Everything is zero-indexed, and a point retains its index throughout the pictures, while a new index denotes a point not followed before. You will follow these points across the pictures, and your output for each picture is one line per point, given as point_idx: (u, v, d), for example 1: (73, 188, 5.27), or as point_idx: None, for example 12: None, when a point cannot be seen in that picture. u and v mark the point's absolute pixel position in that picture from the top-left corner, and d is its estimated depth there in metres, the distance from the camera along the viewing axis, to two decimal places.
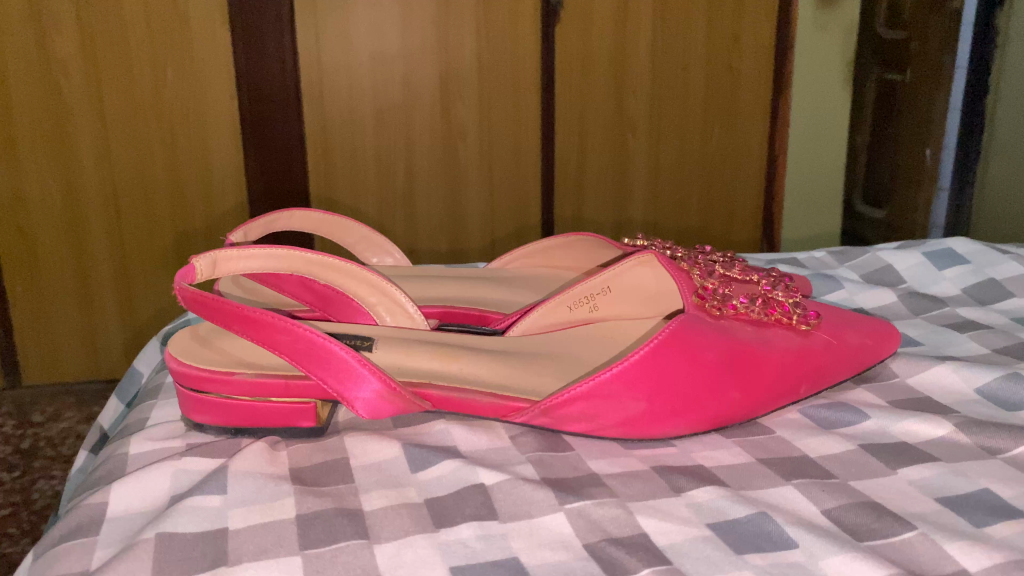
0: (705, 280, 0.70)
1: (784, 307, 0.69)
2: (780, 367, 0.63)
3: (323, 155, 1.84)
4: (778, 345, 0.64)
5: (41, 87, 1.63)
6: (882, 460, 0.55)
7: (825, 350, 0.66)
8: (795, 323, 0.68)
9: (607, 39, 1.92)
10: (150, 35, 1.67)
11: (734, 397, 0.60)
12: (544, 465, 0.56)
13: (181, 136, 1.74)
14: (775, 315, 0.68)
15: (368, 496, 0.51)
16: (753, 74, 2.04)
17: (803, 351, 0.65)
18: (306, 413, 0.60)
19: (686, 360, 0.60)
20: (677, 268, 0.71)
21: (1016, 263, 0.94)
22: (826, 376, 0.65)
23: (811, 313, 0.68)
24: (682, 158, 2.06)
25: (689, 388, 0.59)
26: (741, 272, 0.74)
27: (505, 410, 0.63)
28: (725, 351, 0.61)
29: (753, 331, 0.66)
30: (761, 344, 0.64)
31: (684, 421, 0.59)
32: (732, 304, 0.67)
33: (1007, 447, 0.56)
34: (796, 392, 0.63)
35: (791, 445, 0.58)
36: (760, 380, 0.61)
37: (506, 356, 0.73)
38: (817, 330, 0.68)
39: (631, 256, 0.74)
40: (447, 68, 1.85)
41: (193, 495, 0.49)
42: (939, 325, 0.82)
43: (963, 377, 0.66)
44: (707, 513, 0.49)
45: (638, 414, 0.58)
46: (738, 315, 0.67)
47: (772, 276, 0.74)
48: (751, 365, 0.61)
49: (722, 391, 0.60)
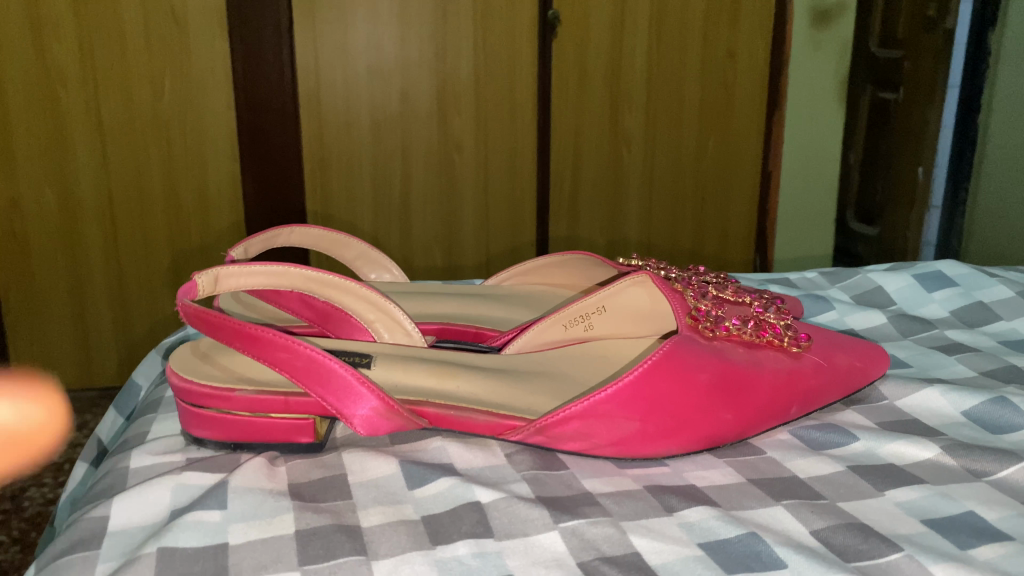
0: (698, 302, 0.71)
1: (776, 328, 0.70)
2: (770, 389, 0.64)
3: (319, 167, 1.85)
4: (769, 366, 0.66)
5: (39, 94, 1.64)
6: (870, 482, 0.57)
7: (815, 372, 0.67)
8: (786, 345, 0.69)
9: (603, 57, 1.94)
10: (148, 47, 1.68)
11: (726, 418, 0.61)
12: (539, 483, 0.57)
13: (178, 144, 1.75)
14: (766, 337, 0.69)
15: (366, 513, 0.52)
16: (748, 93, 2.07)
17: (794, 373, 0.66)
18: (305, 429, 0.61)
19: (679, 382, 0.61)
20: (671, 289, 0.73)
21: (1004, 287, 0.95)
22: (817, 398, 0.67)
23: (802, 335, 0.70)
24: (678, 171, 2.08)
25: (682, 408, 0.60)
26: (734, 294, 0.76)
27: (501, 428, 0.63)
28: (718, 372, 0.63)
29: (745, 353, 0.67)
30: (753, 365, 0.65)
31: (676, 442, 0.60)
32: (724, 326, 0.69)
33: (993, 470, 0.57)
34: (786, 413, 0.64)
35: (781, 466, 0.60)
36: (751, 401, 0.62)
37: (502, 374, 0.74)
38: (808, 352, 0.70)
39: (627, 276, 0.75)
40: (445, 81, 1.87)
41: (195, 510, 0.50)
42: (928, 347, 0.83)
43: (951, 400, 0.68)
44: (698, 532, 0.50)
45: (631, 434, 0.59)
46: (730, 336, 0.69)
47: (764, 299, 0.75)
48: (742, 386, 0.63)
49: (714, 412, 0.61)
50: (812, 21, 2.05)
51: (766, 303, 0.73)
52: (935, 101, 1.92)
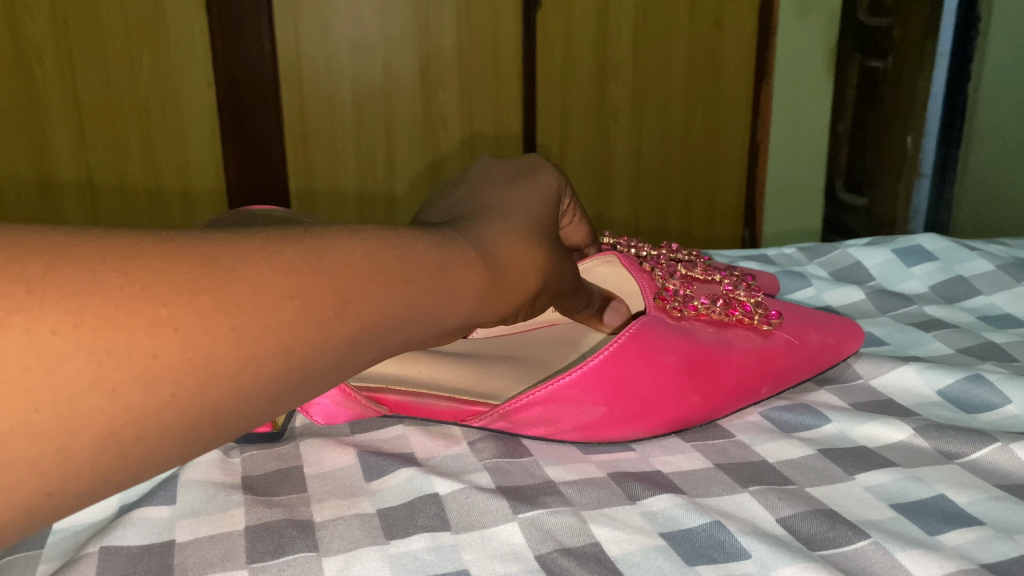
0: (666, 283, 0.75)
1: (745, 308, 0.72)
2: (742, 369, 0.64)
3: (301, 141, 1.90)
4: (739, 347, 0.66)
5: (17, 72, 1.71)
6: (841, 466, 0.55)
7: (787, 351, 0.68)
8: (757, 323, 0.70)
9: (588, 31, 1.98)
10: (124, 24, 1.73)
11: (695, 401, 0.61)
12: (501, 472, 0.55)
13: (156, 117, 1.80)
14: (736, 316, 0.71)
15: (320, 506, 0.50)
16: (734, 63, 2.13)
17: (764, 352, 0.66)
18: None
19: (647, 365, 0.61)
20: (640, 270, 0.77)
21: (985, 259, 0.93)
22: (788, 376, 0.67)
23: (772, 313, 0.71)
24: (664, 147, 2.14)
25: (648, 392, 0.60)
26: (704, 272, 0.80)
27: (465, 414, 0.63)
28: (685, 354, 0.63)
29: (714, 333, 0.68)
30: (722, 346, 0.65)
31: (644, 425, 0.59)
32: (692, 305, 0.71)
33: (965, 452, 0.56)
34: (757, 393, 0.64)
35: (750, 450, 0.58)
36: (719, 382, 0.62)
37: (468, 364, 0.73)
38: (779, 331, 0.70)
39: (593, 252, 0.76)
40: (426, 54, 1.91)
41: (142, 507, 0.49)
42: (905, 323, 0.81)
43: (926, 379, 0.67)
44: (661, 521, 0.49)
45: (596, 419, 0.59)
46: (699, 316, 0.71)
47: (733, 277, 0.79)
48: (711, 368, 0.63)
49: (681, 394, 0.60)
50: None
51: (736, 282, 0.77)
52: (924, 71, 1.82)
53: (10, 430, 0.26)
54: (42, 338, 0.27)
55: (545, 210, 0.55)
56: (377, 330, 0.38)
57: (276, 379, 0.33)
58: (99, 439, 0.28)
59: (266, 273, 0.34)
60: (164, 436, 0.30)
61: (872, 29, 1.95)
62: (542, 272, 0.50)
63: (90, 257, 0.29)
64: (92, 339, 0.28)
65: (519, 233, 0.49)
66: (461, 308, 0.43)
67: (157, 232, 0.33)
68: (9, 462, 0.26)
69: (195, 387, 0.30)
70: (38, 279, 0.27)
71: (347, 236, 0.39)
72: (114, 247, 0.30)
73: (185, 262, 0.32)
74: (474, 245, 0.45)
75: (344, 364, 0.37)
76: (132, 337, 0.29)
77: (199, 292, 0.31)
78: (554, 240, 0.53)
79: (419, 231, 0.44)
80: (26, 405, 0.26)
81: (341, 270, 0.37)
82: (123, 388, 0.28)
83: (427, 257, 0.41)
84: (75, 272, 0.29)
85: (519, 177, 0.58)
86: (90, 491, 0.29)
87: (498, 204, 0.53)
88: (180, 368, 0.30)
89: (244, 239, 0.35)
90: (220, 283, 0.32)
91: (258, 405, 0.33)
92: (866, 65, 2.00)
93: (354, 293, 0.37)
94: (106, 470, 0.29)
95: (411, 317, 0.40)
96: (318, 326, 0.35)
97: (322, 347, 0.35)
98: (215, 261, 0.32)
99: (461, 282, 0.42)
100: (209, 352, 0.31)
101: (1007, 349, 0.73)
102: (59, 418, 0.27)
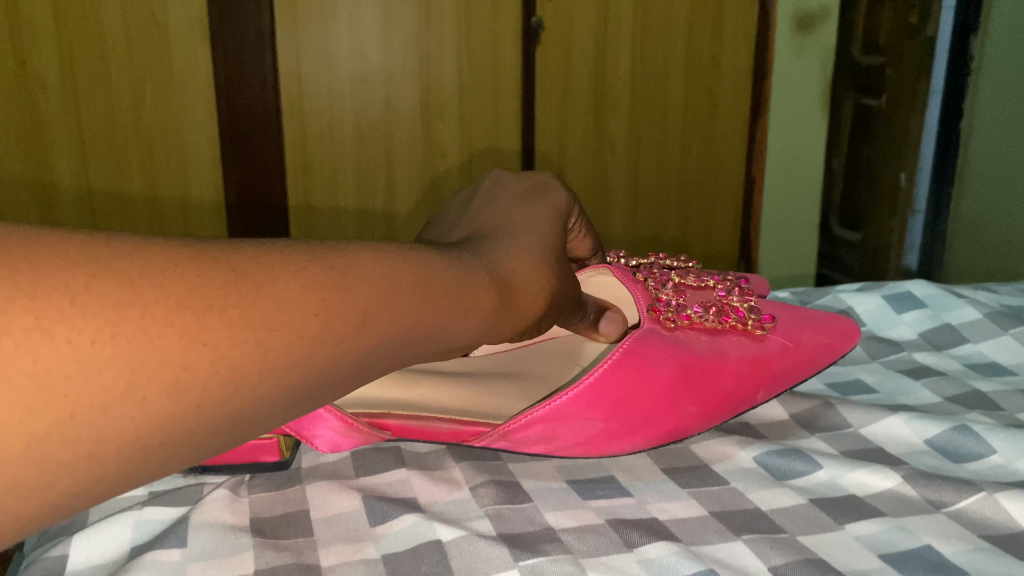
0: (659, 292, 0.82)
1: (738, 314, 0.78)
2: (735, 377, 0.70)
3: (302, 170, 1.93)
4: (733, 354, 0.73)
5: (22, 98, 1.75)
6: (831, 515, 0.57)
7: (780, 355, 0.74)
8: (751, 328, 0.77)
9: (587, 64, 2.03)
10: (129, 56, 1.78)
11: (691, 410, 0.67)
12: (502, 518, 0.57)
13: (158, 146, 1.84)
14: (730, 322, 0.78)
15: (327, 551, 0.52)
16: (731, 102, 2.20)
17: (757, 359, 0.73)
18: (269, 449, 0.62)
19: (642, 378, 0.68)
20: (634, 282, 0.84)
21: (972, 307, 0.95)
22: (783, 379, 0.73)
23: (765, 318, 0.77)
24: (661, 180, 2.19)
25: (644, 405, 0.66)
26: (697, 279, 0.86)
27: (465, 434, 0.66)
28: (678, 366, 0.70)
29: (708, 341, 0.75)
30: (717, 355, 0.72)
31: (643, 438, 0.65)
32: (686, 315, 0.78)
33: (952, 501, 0.58)
34: (752, 397, 0.71)
35: (745, 498, 0.60)
36: (714, 391, 0.69)
37: (470, 382, 0.78)
38: (773, 334, 0.77)
39: (587, 269, 0.83)
40: (427, 86, 1.95)
41: (154, 550, 0.51)
42: (894, 370, 0.84)
43: (915, 428, 0.68)
44: (658, 569, 0.50)
45: (596, 433, 0.65)
46: (692, 324, 0.78)
47: (724, 281, 0.85)
48: (705, 378, 0.69)
49: (678, 406, 0.67)
50: (795, 26, 2.10)
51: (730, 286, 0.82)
52: (918, 107, 1.84)
53: (49, 432, 0.30)
54: (83, 348, 0.31)
55: (548, 225, 0.62)
56: (400, 340, 0.45)
57: (291, 389, 0.39)
58: (130, 442, 0.32)
59: (292, 289, 0.39)
60: (184, 438, 0.34)
61: (867, 67, 1.99)
62: (546, 287, 0.57)
63: (130, 270, 0.34)
64: (127, 349, 0.32)
65: (530, 253, 0.57)
66: (472, 327, 0.50)
67: (191, 244, 0.38)
68: (46, 465, 0.30)
69: (222, 392, 0.35)
70: (81, 290, 0.32)
71: (372, 257, 0.45)
72: (156, 260, 0.35)
73: (217, 277, 0.37)
74: (487, 267, 0.53)
75: (352, 375, 0.42)
76: (167, 349, 0.33)
77: (229, 306, 0.36)
78: (554, 260, 0.59)
79: (437, 253, 0.50)
80: (65, 412, 0.30)
81: (364, 287, 0.43)
82: (154, 398, 0.33)
83: (445, 278, 0.48)
84: (114, 287, 0.33)
85: (522, 198, 0.65)
86: (109, 487, 0.33)
87: (510, 226, 0.60)
88: (207, 378, 0.35)
89: (269, 257, 0.40)
90: (247, 299, 0.37)
91: (271, 413, 0.38)
92: (861, 102, 2.02)
93: (373, 311, 0.43)
94: (128, 470, 0.33)
95: (427, 333, 0.46)
96: (337, 342, 0.40)
97: (337, 358, 0.40)
98: (244, 277, 0.38)
99: (471, 304, 0.49)
100: (233, 365, 0.36)
101: (993, 398, 0.75)
102: (92, 424, 0.31)
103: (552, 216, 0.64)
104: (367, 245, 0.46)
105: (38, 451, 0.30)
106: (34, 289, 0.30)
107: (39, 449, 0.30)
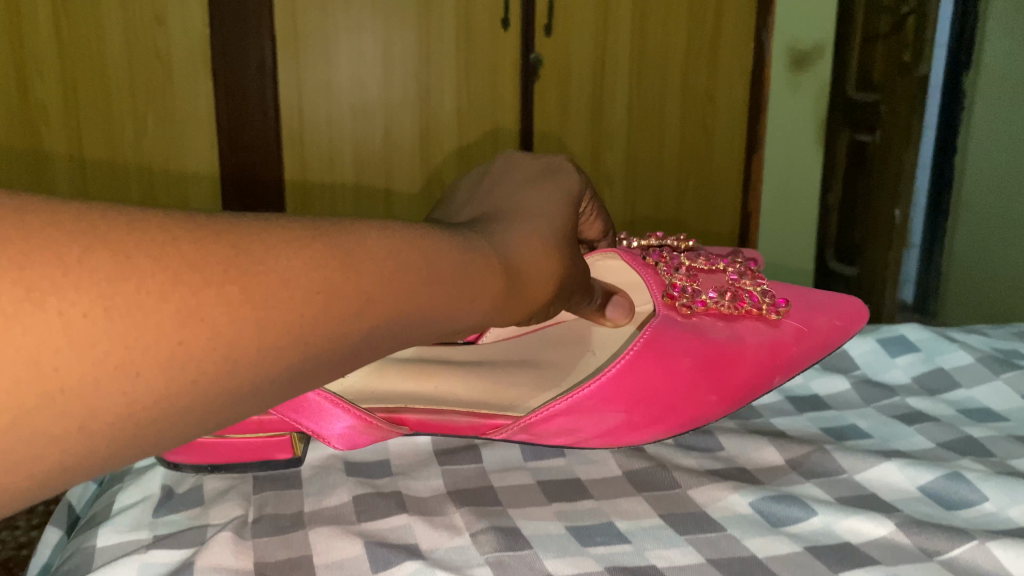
0: (673, 278, 0.87)
1: (754, 298, 0.83)
2: (754, 363, 0.77)
3: (301, 202, 1.95)
4: (750, 340, 0.79)
5: (24, 129, 1.77)
6: (825, 562, 0.56)
7: (795, 340, 0.80)
8: (766, 313, 0.82)
9: (585, 98, 2.06)
10: (132, 87, 1.80)
11: (711, 400, 0.75)
12: (503, 565, 0.56)
13: (159, 177, 1.86)
14: (745, 307, 0.83)
15: None
16: (726, 139, 2.23)
17: (774, 344, 0.79)
18: (282, 447, 0.73)
19: (663, 369, 0.76)
20: (645, 266, 0.88)
21: (965, 351, 0.96)
22: (796, 363, 0.80)
23: (780, 301, 0.82)
24: (658, 218, 2.24)
25: (666, 396, 0.74)
26: (708, 263, 0.91)
27: (486, 427, 0.74)
28: (696, 354, 0.77)
29: (724, 327, 0.81)
30: (734, 341, 0.79)
31: (664, 427, 0.75)
32: (701, 301, 0.84)
33: (945, 549, 0.57)
34: (769, 381, 0.78)
35: (742, 545, 0.59)
36: (732, 378, 0.76)
37: (483, 373, 0.85)
38: (788, 317, 0.82)
39: (594, 254, 0.86)
40: (426, 119, 1.98)
41: None
42: (888, 415, 0.84)
43: (909, 475, 0.68)
44: None
45: (619, 424, 0.74)
46: (709, 309, 0.84)
47: (735, 263, 0.90)
48: (724, 365, 0.77)
49: (699, 395, 0.75)
50: (789, 63, 2.14)
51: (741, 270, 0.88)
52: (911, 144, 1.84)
53: (39, 404, 0.33)
54: (76, 321, 0.34)
55: (554, 212, 0.65)
56: (409, 322, 0.50)
57: (285, 370, 0.43)
58: (122, 416, 0.36)
59: (295, 267, 0.44)
60: (180, 407, 0.38)
61: (861, 103, 2.01)
62: (545, 275, 0.62)
63: (127, 244, 0.37)
64: (121, 324, 0.36)
65: (543, 238, 0.63)
66: (473, 309, 0.55)
67: (189, 219, 0.41)
68: (33, 438, 0.33)
69: (218, 370, 0.39)
70: (74, 262, 0.35)
71: (380, 235, 0.50)
72: (155, 235, 0.39)
73: (217, 253, 0.40)
74: (495, 250, 0.58)
75: (351, 354, 0.47)
76: (163, 328, 0.37)
77: (228, 283, 0.40)
78: (561, 248, 0.64)
79: (449, 240, 0.55)
80: (56, 386, 0.34)
81: (370, 266, 0.48)
82: (147, 373, 0.36)
83: (452, 263, 0.54)
84: (111, 260, 0.36)
85: (533, 182, 0.69)
86: (103, 455, 0.36)
87: (519, 213, 0.64)
88: (201, 354, 0.38)
89: (269, 236, 0.44)
90: (246, 276, 0.41)
91: (259, 398, 0.43)
92: (855, 138, 2.04)
93: (376, 290, 0.48)
94: (121, 443, 0.37)
95: (428, 318, 0.51)
96: (339, 318, 0.45)
97: (333, 340, 0.45)
98: (243, 254, 0.42)
99: (479, 291, 0.55)
100: (231, 342, 0.40)
101: (984, 444, 0.75)
102: (83, 399, 0.34)
103: (560, 203, 0.67)
104: (369, 227, 0.51)
105: (32, 421, 0.33)
106: (25, 262, 0.33)
107: (33, 420, 0.33)
